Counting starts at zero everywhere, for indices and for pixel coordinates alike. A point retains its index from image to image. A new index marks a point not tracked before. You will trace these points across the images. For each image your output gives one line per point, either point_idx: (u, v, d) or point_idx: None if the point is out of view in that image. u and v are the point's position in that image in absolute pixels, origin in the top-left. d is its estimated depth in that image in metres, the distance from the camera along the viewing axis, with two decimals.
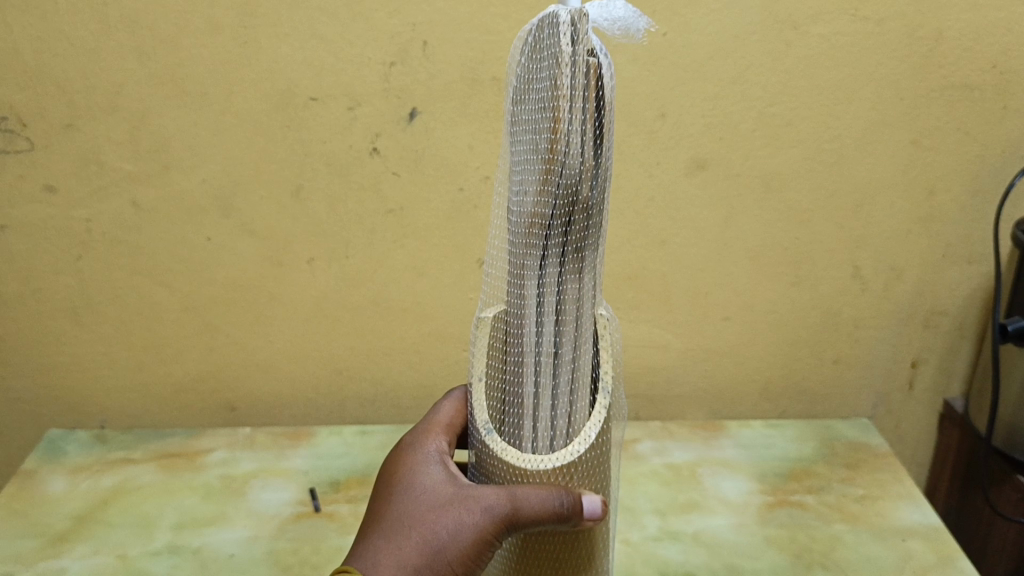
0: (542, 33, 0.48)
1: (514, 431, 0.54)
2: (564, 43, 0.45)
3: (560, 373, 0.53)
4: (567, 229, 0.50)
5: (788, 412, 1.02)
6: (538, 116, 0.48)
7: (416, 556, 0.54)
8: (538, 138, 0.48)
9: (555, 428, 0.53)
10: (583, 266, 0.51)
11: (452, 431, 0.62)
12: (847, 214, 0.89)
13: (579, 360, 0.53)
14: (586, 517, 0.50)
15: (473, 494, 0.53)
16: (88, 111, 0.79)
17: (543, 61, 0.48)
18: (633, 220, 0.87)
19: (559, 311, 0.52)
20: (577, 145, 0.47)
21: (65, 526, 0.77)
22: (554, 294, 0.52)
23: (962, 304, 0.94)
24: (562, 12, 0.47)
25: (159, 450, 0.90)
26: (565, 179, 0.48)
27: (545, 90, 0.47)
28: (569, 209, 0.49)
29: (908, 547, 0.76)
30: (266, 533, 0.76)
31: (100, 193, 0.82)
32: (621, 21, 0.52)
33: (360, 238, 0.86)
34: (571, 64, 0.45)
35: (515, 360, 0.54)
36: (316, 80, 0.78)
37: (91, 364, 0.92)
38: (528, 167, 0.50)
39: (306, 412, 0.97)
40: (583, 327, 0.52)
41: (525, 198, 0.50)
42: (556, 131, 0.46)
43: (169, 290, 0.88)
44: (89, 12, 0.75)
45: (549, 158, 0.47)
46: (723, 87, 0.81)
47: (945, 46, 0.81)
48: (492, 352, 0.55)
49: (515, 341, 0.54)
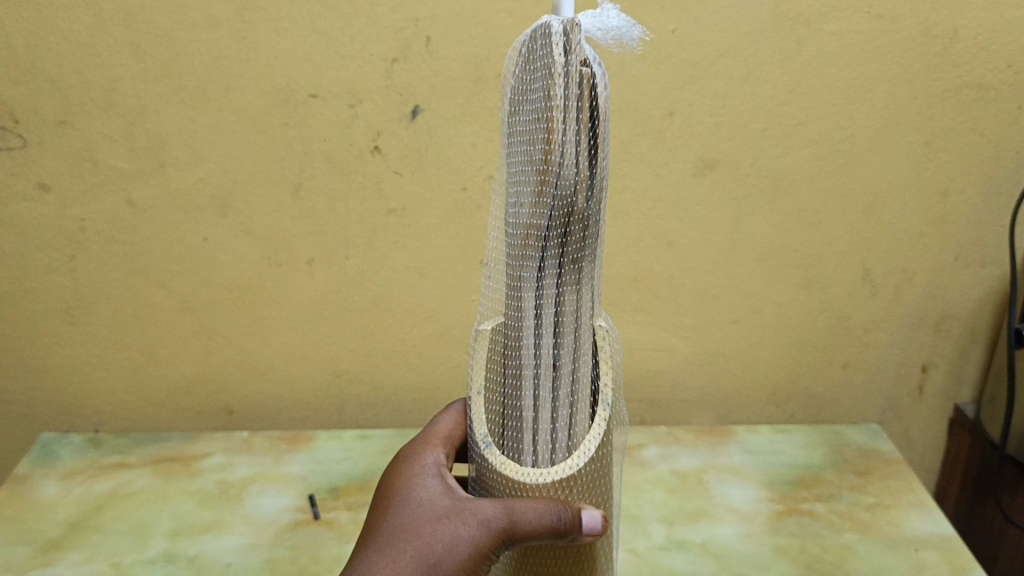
0: (534, 44, 0.47)
1: (514, 444, 0.52)
2: (556, 53, 0.44)
3: (559, 386, 0.51)
4: (563, 241, 0.49)
5: (795, 416, 1.00)
6: (531, 127, 0.46)
7: (411, 569, 0.52)
8: (533, 150, 0.46)
9: (555, 441, 0.51)
10: (582, 277, 0.50)
11: (451, 443, 0.59)
12: (859, 216, 0.87)
13: (579, 372, 0.50)
14: (585, 532, 0.47)
15: (470, 507, 0.52)
16: (82, 108, 0.77)
17: (537, 70, 0.46)
18: (640, 221, 0.85)
19: (557, 323, 0.50)
20: (571, 156, 0.45)
21: (57, 533, 0.75)
22: (552, 306, 0.50)
23: (974, 308, 0.92)
24: (554, 22, 0.45)
25: (154, 454, 0.88)
26: (560, 191, 0.46)
27: (539, 101, 0.45)
28: (565, 220, 0.47)
29: (920, 558, 0.74)
30: (264, 540, 0.74)
31: (95, 192, 0.80)
32: (615, 32, 0.48)
33: (361, 238, 0.84)
34: (564, 74, 0.44)
35: (513, 373, 0.52)
36: (316, 77, 0.76)
37: (86, 365, 0.90)
38: (523, 178, 0.48)
39: (305, 415, 0.95)
40: (582, 337, 0.50)
41: (520, 210, 0.48)
42: (550, 142, 0.44)
43: (165, 291, 0.86)
44: (82, 6, 0.73)
45: (544, 168, 0.45)
46: (733, 86, 0.79)
47: (961, 44, 0.79)
48: (491, 364, 0.53)
49: (512, 352, 0.52)
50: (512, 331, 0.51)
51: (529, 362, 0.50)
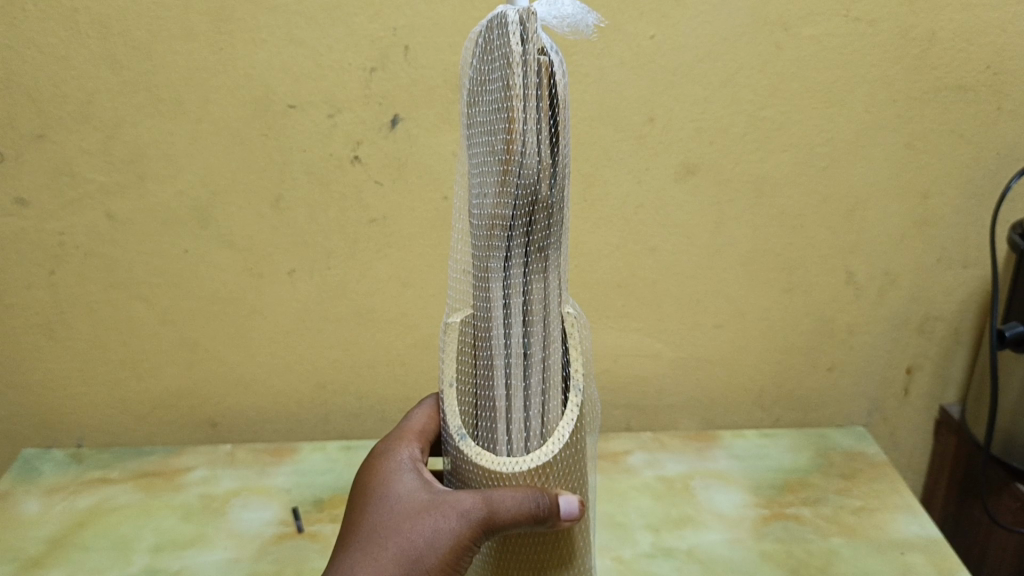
0: (491, 34, 0.47)
1: (488, 434, 0.52)
2: (513, 43, 0.43)
3: (529, 374, 0.51)
4: (529, 230, 0.48)
5: (781, 420, 0.99)
6: (492, 117, 0.46)
7: (394, 566, 0.51)
8: (494, 140, 0.46)
9: (529, 429, 0.51)
10: (548, 264, 0.49)
11: (426, 437, 0.60)
12: (841, 219, 0.87)
13: (549, 360, 0.50)
14: (564, 517, 0.48)
15: (448, 499, 0.52)
16: (60, 121, 0.76)
17: (496, 61, 0.46)
18: (622, 227, 0.85)
19: (525, 312, 0.50)
20: (532, 144, 0.44)
21: (38, 550, 0.74)
22: (520, 294, 0.50)
23: (958, 309, 0.92)
24: (510, 12, 0.45)
25: (137, 468, 0.87)
26: (524, 180, 0.45)
27: (498, 91, 0.45)
28: (530, 208, 0.47)
29: (906, 561, 0.74)
30: (247, 554, 0.74)
31: (73, 206, 0.80)
32: (570, 19, 0.49)
33: (342, 248, 0.84)
34: (522, 63, 0.43)
35: (484, 364, 0.51)
36: (295, 87, 0.76)
37: (67, 380, 0.90)
38: (486, 169, 0.48)
39: (289, 427, 0.95)
40: (551, 325, 0.50)
41: (484, 200, 0.48)
42: (511, 131, 0.44)
43: (146, 305, 0.86)
44: (58, 19, 0.72)
45: (506, 159, 0.44)
46: (714, 90, 0.79)
47: (939, 46, 0.79)
48: (461, 356, 0.53)
49: (483, 343, 0.51)
50: (482, 321, 0.51)
51: (500, 350, 0.50)
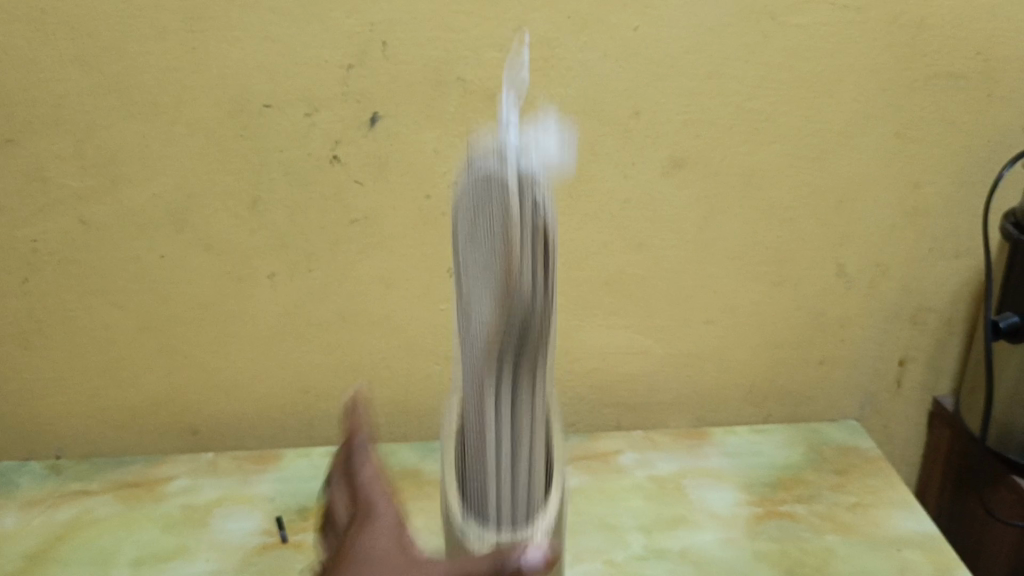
0: (469, 182, 0.46)
1: (477, 499, 0.54)
2: (509, 191, 0.44)
3: (520, 462, 0.53)
4: (518, 354, 0.51)
5: (774, 416, 0.97)
6: (483, 264, 0.47)
7: (370, 488, 0.43)
8: (486, 269, 0.47)
9: (516, 509, 0.54)
10: (535, 381, 0.52)
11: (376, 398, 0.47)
12: (831, 210, 0.85)
13: (535, 449, 0.54)
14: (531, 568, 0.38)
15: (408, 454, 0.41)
16: (29, 125, 0.74)
17: (490, 178, 0.45)
18: (609, 223, 0.83)
19: (513, 400, 0.52)
20: (529, 284, 0.46)
21: (16, 566, 0.73)
22: (509, 411, 0.52)
23: (950, 299, 0.91)
24: (496, 145, 0.46)
25: (117, 480, 0.85)
26: (519, 304, 0.47)
27: (491, 236, 0.46)
28: (522, 334, 0.49)
29: (903, 557, 0.74)
30: (230, 566, 0.73)
31: (46, 212, 0.78)
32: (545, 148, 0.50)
33: (323, 250, 0.82)
34: (520, 217, 0.45)
35: (476, 453, 0.53)
36: (271, 86, 0.74)
37: (42, 391, 0.87)
38: (476, 295, 0.49)
39: (272, 434, 0.91)
40: (539, 414, 0.53)
41: (477, 326, 0.49)
42: (513, 279, 0.45)
43: (123, 311, 0.83)
44: (26, 20, 0.70)
45: (505, 294, 0.46)
46: (700, 82, 0.78)
47: (927, 33, 0.78)
48: (451, 445, 0.54)
49: (473, 424, 0.53)
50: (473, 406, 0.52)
51: (492, 439, 0.52)
